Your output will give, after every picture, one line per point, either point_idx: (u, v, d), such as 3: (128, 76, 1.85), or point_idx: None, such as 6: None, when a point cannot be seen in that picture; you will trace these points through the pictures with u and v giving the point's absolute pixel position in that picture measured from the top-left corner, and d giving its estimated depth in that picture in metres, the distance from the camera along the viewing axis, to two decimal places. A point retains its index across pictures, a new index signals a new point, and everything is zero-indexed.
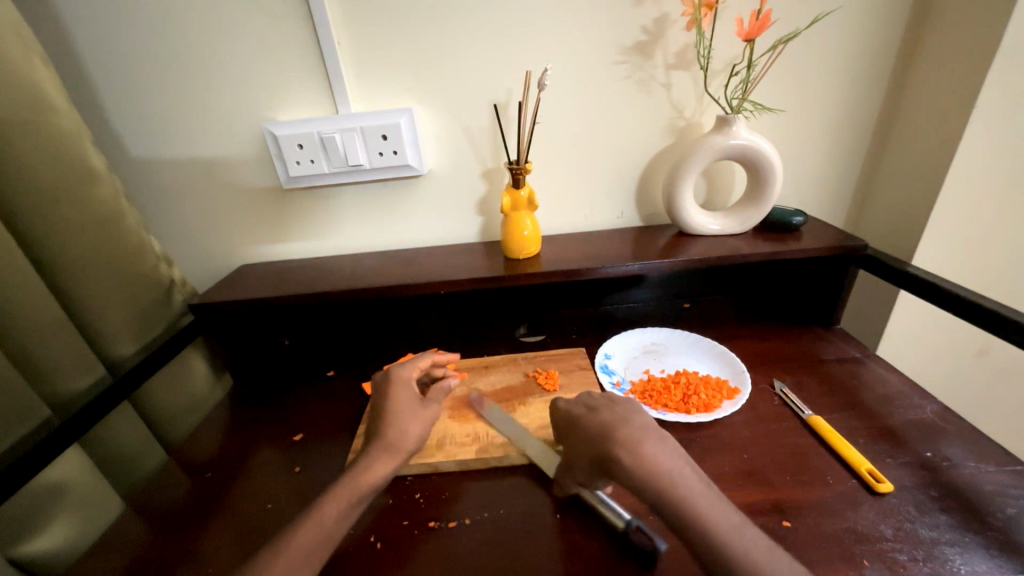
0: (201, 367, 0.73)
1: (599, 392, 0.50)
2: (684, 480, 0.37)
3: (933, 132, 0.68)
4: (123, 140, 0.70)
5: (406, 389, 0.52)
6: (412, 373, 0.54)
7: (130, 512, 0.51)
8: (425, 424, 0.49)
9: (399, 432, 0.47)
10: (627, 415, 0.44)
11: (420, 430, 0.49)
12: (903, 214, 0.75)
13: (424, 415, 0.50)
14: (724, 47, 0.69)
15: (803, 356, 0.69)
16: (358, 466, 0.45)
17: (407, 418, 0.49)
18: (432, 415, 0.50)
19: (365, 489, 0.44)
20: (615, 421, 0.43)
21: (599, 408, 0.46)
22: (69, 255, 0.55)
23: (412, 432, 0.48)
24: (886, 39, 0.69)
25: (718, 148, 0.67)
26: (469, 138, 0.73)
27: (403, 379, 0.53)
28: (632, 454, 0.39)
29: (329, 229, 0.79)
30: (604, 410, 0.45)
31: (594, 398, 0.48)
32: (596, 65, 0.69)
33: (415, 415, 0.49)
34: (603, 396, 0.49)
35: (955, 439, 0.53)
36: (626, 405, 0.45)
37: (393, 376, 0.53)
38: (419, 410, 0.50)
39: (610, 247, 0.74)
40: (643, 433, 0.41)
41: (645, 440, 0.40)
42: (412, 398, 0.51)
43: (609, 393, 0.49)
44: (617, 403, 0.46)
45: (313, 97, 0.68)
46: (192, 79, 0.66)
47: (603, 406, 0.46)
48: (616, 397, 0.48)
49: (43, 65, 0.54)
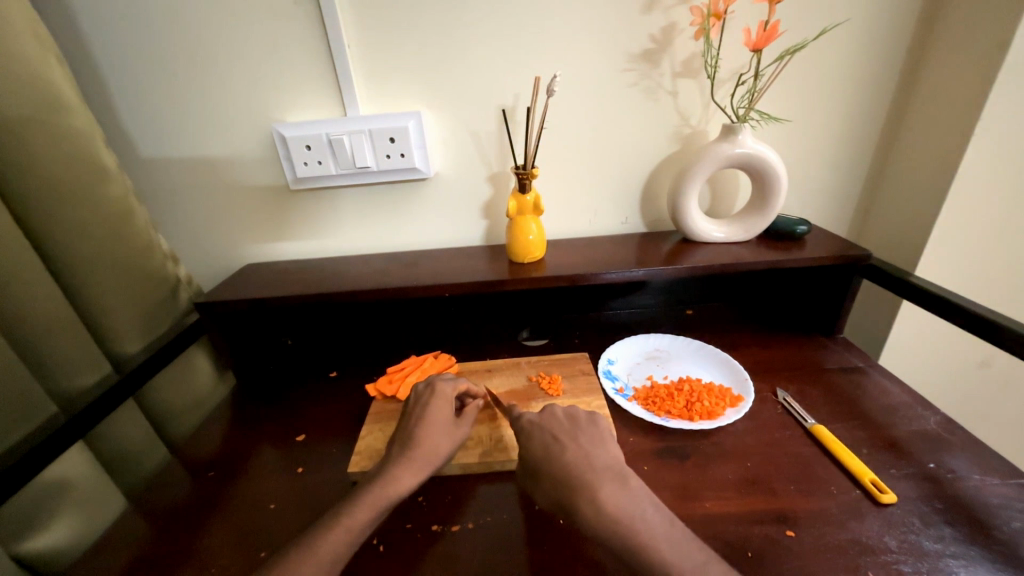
0: (205, 367, 0.73)
1: (563, 412, 0.51)
2: (646, 523, 0.40)
3: (937, 144, 0.69)
4: (132, 138, 0.70)
5: (447, 406, 0.54)
6: (455, 391, 0.56)
7: (132, 510, 0.51)
8: (455, 442, 0.51)
9: (433, 444, 0.50)
10: (589, 451, 0.46)
11: (451, 446, 0.51)
12: (906, 225, 0.75)
13: (457, 432, 0.52)
14: (732, 56, 0.70)
15: (806, 364, 0.69)
16: (385, 475, 0.47)
17: (440, 436, 0.51)
18: (463, 434, 0.52)
19: (393, 498, 0.45)
20: (577, 458, 0.46)
21: (558, 443, 0.48)
22: (77, 251, 0.56)
23: (443, 448, 0.50)
24: (892, 51, 0.70)
25: (724, 156, 0.67)
26: (476, 142, 0.73)
27: (445, 393, 0.55)
28: (591, 503, 0.41)
29: (334, 230, 0.80)
30: (566, 444, 0.47)
31: (560, 423, 0.50)
32: (603, 73, 0.69)
33: (447, 430, 0.51)
34: (567, 418, 0.51)
35: (959, 451, 0.53)
36: (590, 437, 0.48)
37: (437, 391, 0.55)
38: (451, 430, 0.52)
39: (614, 253, 0.74)
40: (597, 474, 0.44)
41: (602, 485, 0.43)
42: (449, 415, 0.53)
43: (571, 417, 0.51)
44: (580, 432, 0.49)
45: (322, 99, 0.69)
46: (204, 80, 0.67)
47: (566, 438, 0.48)
48: (579, 420, 0.50)
49: (58, 65, 0.54)
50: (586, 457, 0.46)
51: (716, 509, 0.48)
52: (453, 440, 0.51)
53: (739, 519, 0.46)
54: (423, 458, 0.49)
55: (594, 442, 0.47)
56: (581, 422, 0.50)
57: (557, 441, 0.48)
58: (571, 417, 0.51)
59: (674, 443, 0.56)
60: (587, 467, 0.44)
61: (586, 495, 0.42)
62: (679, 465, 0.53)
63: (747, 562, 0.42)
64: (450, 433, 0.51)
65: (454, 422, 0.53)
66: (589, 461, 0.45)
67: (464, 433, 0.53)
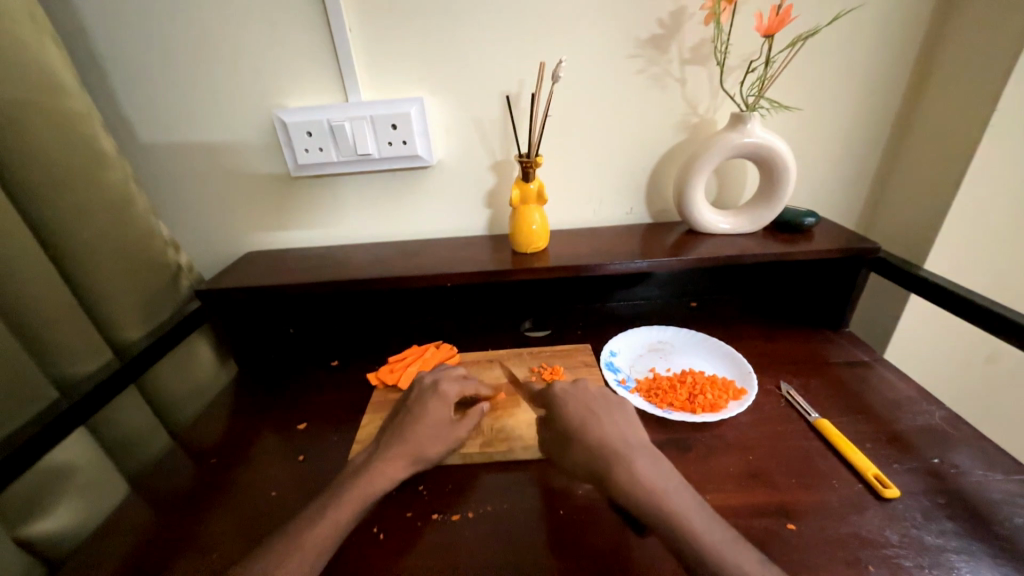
0: (207, 353, 0.73)
1: (595, 389, 0.51)
2: (676, 497, 0.40)
3: (950, 135, 0.67)
4: (131, 122, 0.69)
5: (443, 407, 0.53)
6: (455, 393, 0.55)
7: (135, 495, 0.52)
8: (445, 445, 0.50)
9: (425, 442, 0.50)
10: (621, 428, 0.46)
11: (441, 452, 0.50)
12: (917, 218, 0.74)
13: (450, 434, 0.51)
14: (742, 41, 0.68)
15: (811, 358, 0.68)
16: (372, 468, 0.47)
17: (429, 435, 0.50)
18: (456, 438, 0.51)
19: (375, 492, 0.45)
20: (610, 433, 0.45)
21: (592, 418, 0.47)
22: (77, 238, 0.55)
23: (431, 450, 0.50)
24: (906, 40, 0.68)
25: (732, 146, 0.66)
26: (479, 130, 0.72)
27: (446, 395, 0.54)
28: (624, 474, 0.42)
29: (335, 218, 0.79)
30: (599, 421, 0.47)
31: (593, 399, 0.50)
32: (610, 58, 0.68)
33: (439, 434, 0.51)
34: (598, 393, 0.50)
35: (964, 446, 0.52)
36: (622, 415, 0.48)
37: (439, 393, 0.54)
38: (443, 431, 0.51)
39: (618, 243, 0.73)
40: (629, 450, 0.43)
41: (634, 459, 0.43)
42: (444, 418, 0.52)
43: (602, 394, 0.50)
44: (612, 409, 0.48)
45: (323, 83, 0.68)
46: (202, 64, 0.66)
47: (601, 412, 0.48)
48: (610, 398, 0.50)
49: (55, 46, 0.53)
50: (617, 432, 0.45)
51: (718, 501, 0.47)
52: (445, 441, 0.51)
53: (741, 511, 0.46)
54: (411, 454, 0.49)
55: (625, 418, 0.47)
56: (611, 400, 0.49)
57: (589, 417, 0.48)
58: (603, 394, 0.50)
59: (675, 435, 0.56)
60: (620, 441, 0.44)
61: (620, 468, 0.42)
62: (681, 457, 0.53)
63: None
64: (443, 433, 0.51)
65: (451, 422, 0.52)
66: (622, 438, 0.45)
67: (459, 437, 0.51)
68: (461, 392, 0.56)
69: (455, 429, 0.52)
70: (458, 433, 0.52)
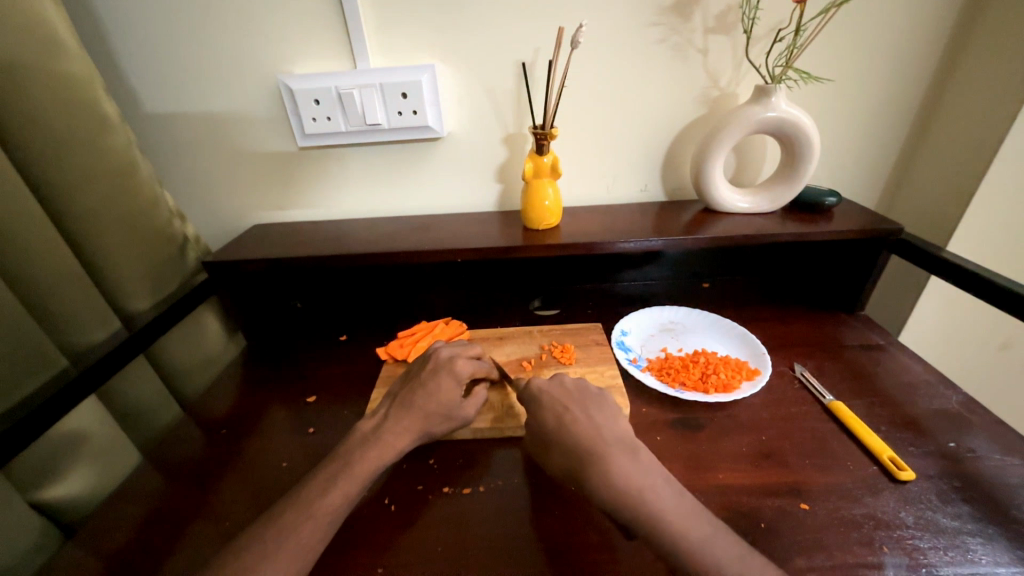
0: (214, 325, 0.73)
1: (570, 382, 0.50)
2: (655, 495, 0.39)
3: (987, 111, 0.65)
4: (134, 89, 0.67)
5: (453, 382, 0.51)
6: (468, 370, 0.53)
7: (148, 463, 0.52)
8: (450, 423, 0.50)
9: (432, 419, 0.49)
10: (600, 424, 0.45)
11: (448, 428, 0.50)
12: (941, 199, 0.72)
13: (459, 412, 0.50)
14: (771, 8, 0.65)
15: (825, 341, 0.67)
16: (381, 440, 0.46)
17: (439, 409, 0.49)
18: (464, 416, 0.50)
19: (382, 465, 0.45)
20: (586, 428, 0.44)
21: (567, 414, 0.46)
22: (82, 206, 0.54)
23: (437, 427, 0.49)
24: (945, 8, 0.64)
25: (755, 120, 0.64)
26: (492, 100, 0.70)
27: (459, 374, 0.52)
28: (604, 475, 0.40)
29: (342, 192, 0.77)
30: (575, 415, 0.46)
31: (567, 392, 0.48)
32: (630, 26, 0.65)
33: (448, 409, 0.50)
34: (574, 388, 0.49)
35: (981, 430, 0.52)
36: (598, 408, 0.47)
37: (452, 367, 0.52)
38: (455, 409, 0.50)
39: (631, 221, 0.71)
40: (606, 446, 0.42)
41: (614, 458, 0.41)
42: (454, 394, 0.51)
43: (579, 388, 0.49)
44: (588, 402, 0.47)
45: (332, 48, 0.65)
46: (204, 26, 0.63)
47: (575, 408, 0.46)
48: (587, 393, 0.49)
49: (53, 2, 0.51)
50: (595, 427, 0.44)
51: (729, 480, 0.47)
52: (453, 419, 0.50)
53: (752, 491, 0.46)
54: (419, 428, 0.48)
55: (604, 413, 0.46)
56: (588, 394, 0.48)
57: (564, 414, 0.46)
58: (580, 390, 0.49)
59: (686, 415, 0.55)
60: (597, 440, 0.43)
61: (600, 467, 0.41)
62: (692, 437, 0.52)
63: (760, 533, 0.42)
64: (452, 411, 0.50)
65: (459, 400, 0.50)
66: (600, 433, 0.44)
67: (468, 416, 0.50)
68: (474, 372, 0.53)
69: (463, 407, 0.50)
70: (467, 412, 0.50)
